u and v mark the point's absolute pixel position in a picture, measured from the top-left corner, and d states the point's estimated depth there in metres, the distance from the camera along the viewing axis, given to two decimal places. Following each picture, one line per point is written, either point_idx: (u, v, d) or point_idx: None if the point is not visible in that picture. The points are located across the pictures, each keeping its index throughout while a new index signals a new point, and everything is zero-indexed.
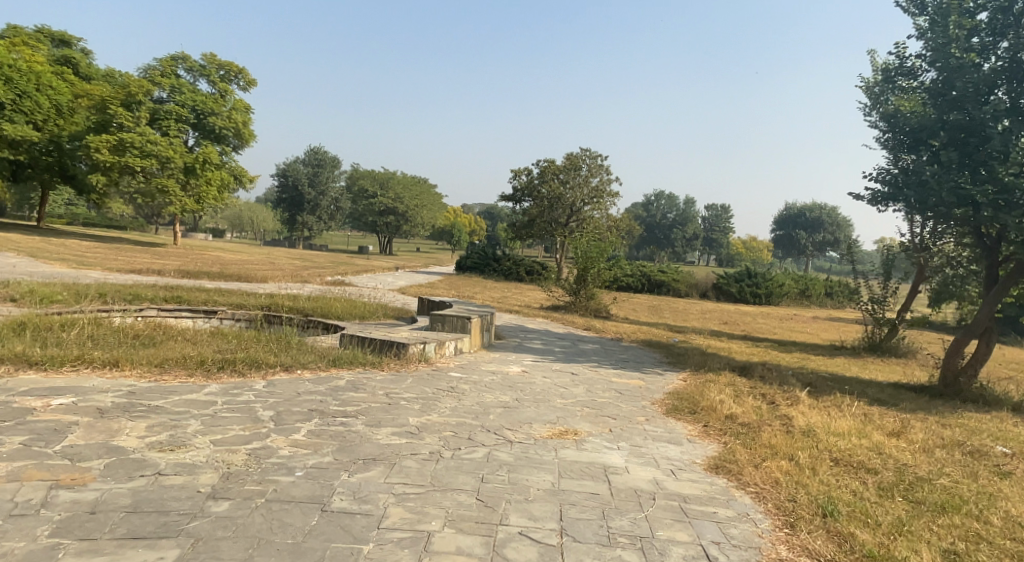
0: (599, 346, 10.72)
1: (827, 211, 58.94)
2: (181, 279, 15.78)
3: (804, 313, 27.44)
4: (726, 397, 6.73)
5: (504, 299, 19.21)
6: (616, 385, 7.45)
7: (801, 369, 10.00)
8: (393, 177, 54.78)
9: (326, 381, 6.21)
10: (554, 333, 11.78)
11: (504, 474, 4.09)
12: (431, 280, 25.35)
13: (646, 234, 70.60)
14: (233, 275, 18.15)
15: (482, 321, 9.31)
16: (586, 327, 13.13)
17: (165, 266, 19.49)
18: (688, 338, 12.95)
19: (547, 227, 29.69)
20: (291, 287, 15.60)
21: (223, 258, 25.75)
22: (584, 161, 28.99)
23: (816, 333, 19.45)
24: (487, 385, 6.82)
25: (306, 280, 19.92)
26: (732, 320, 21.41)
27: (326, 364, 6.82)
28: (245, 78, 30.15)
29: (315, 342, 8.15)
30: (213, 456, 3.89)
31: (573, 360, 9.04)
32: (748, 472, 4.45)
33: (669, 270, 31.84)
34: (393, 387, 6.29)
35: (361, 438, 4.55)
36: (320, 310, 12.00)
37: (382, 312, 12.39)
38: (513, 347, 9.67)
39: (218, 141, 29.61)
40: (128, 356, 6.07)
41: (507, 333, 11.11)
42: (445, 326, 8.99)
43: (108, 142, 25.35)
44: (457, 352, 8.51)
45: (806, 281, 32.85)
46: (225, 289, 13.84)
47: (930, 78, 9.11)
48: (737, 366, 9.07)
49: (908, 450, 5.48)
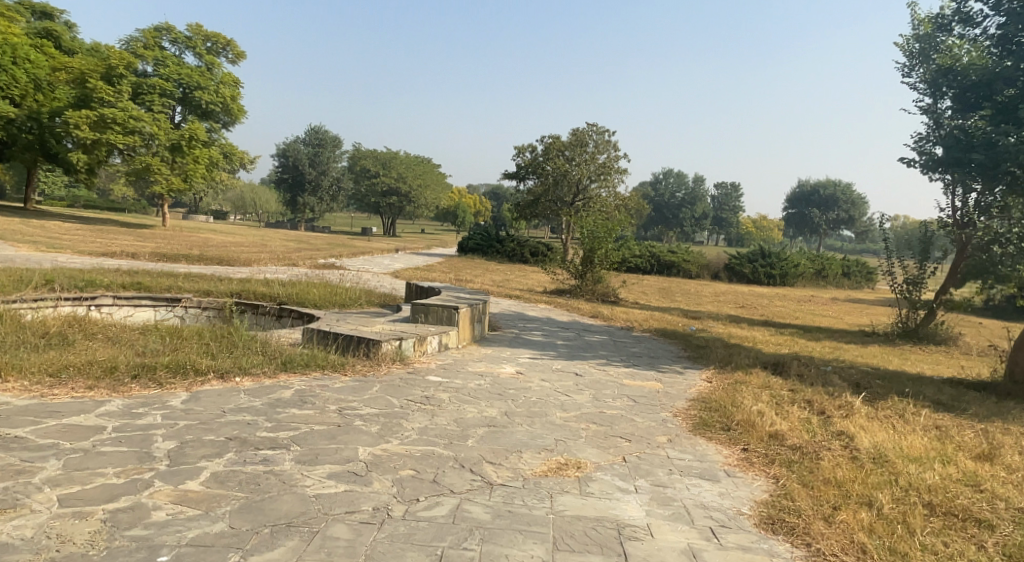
0: (607, 337, 9.44)
1: (842, 188, 57.27)
2: (154, 263, 14.59)
3: (822, 295, 26.09)
4: (765, 407, 5.44)
5: (506, 282, 17.94)
6: (630, 389, 6.16)
7: (839, 363, 8.72)
8: (395, 156, 53.02)
9: (268, 393, 4.99)
10: (556, 322, 10.53)
11: (477, 549, 2.89)
12: (430, 262, 24.15)
13: (654, 214, 69.22)
14: (213, 259, 16.97)
15: (473, 313, 8.05)
16: (593, 314, 11.86)
17: (144, 249, 18.31)
18: (706, 326, 11.67)
19: (552, 206, 28.37)
20: (271, 271, 14.37)
21: (211, 240, 24.65)
22: (591, 137, 27.61)
23: (838, 317, 18.14)
24: (471, 392, 5.55)
25: (294, 263, 18.75)
26: (749, 303, 20.12)
27: (276, 369, 5.59)
28: (233, 51, 28.91)
29: (273, 338, 6.87)
30: (44, 530, 2.76)
31: (577, 355, 7.76)
32: (824, 533, 3.24)
33: (679, 251, 30.49)
34: (349, 398, 5.03)
35: (282, 485, 3.31)
36: (295, 297, 10.79)
37: (365, 300, 11.16)
38: (509, 341, 8.40)
39: (206, 116, 28.38)
40: (16, 362, 4.86)
41: (503, 322, 9.85)
42: (429, 318, 7.74)
43: (88, 118, 24.15)
44: (441, 349, 7.27)
45: (821, 261, 31.52)
46: (196, 274, 12.68)
47: (998, 21, 7.76)
48: (769, 362, 7.77)
49: (1011, 483, 4.22)
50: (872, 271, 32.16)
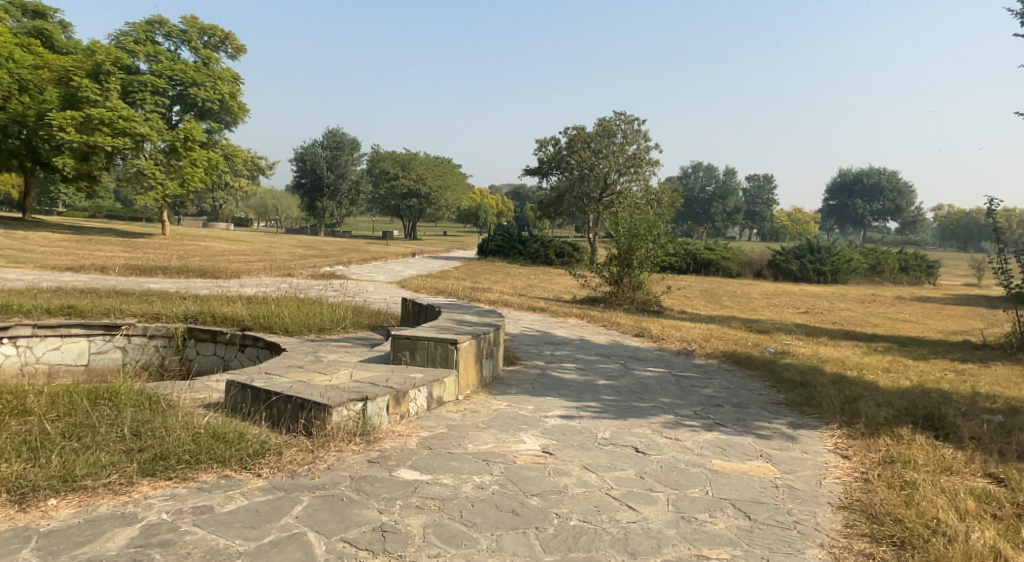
0: (665, 370, 7.02)
1: (887, 176, 54.13)
2: (116, 278, 12.49)
3: (883, 293, 23.42)
4: (991, 536, 3.08)
5: (530, 289, 15.67)
6: (733, 484, 3.78)
7: (998, 405, 6.19)
8: (415, 157, 50.88)
9: (85, 538, 2.85)
10: (593, 347, 8.17)
11: None
12: (446, 268, 21.90)
13: (685, 210, 66.49)
14: (194, 270, 14.82)
15: (478, 347, 5.72)
16: (639, 332, 9.44)
17: (117, 260, 16.19)
18: (782, 345, 9.21)
19: (578, 203, 25.99)
20: (251, 283, 12.21)
21: (209, 248, 22.63)
22: (619, 127, 25.22)
23: (919, 321, 15.49)
24: (468, 512, 3.20)
25: (291, 273, 16.53)
26: (809, 306, 17.59)
27: (135, 469, 3.33)
28: (232, 45, 26.94)
29: (181, 401, 4.59)
30: None
31: (632, 408, 5.37)
32: None
33: (718, 247, 27.90)
34: (233, 551, 2.79)
35: None
36: (262, 318, 8.54)
37: (351, 321, 8.84)
38: (534, 385, 6.04)
39: (204, 116, 26.29)
40: None
41: (524, 352, 7.47)
42: (415, 358, 5.44)
43: (74, 119, 22.14)
44: (433, 404, 4.97)
45: (875, 255, 28.70)
46: (154, 291, 10.53)
47: None
48: (912, 414, 5.32)
49: None
50: (933, 265, 29.16)
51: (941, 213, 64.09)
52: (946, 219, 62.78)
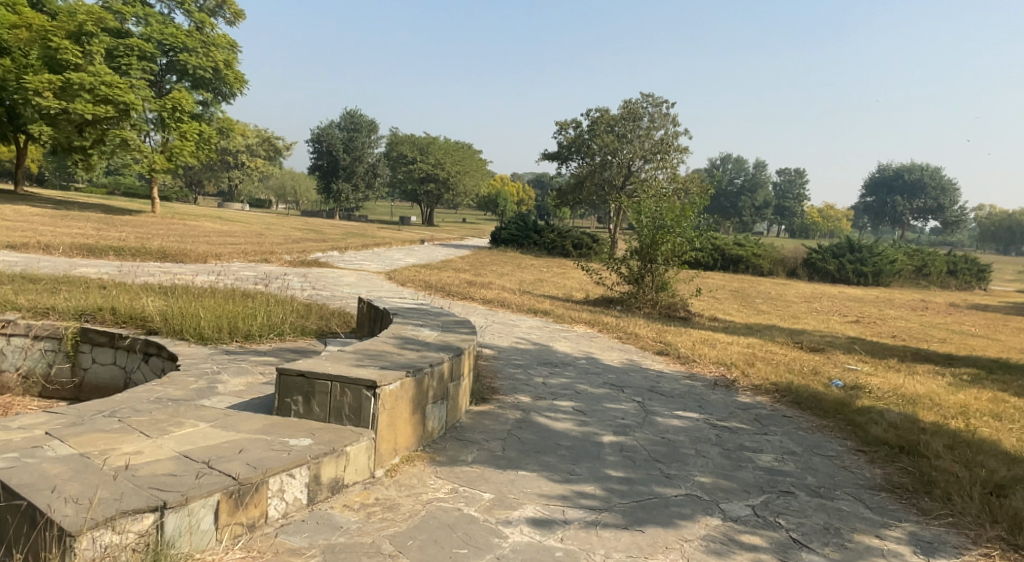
0: (701, 414, 4.98)
1: (929, 172, 51.48)
2: (42, 260, 10.50)
3: (932, 299, 21.14)
4: None
5: (538, 285, 13.63)
6: None
7: None
8: (433, 140, 48.94)
9: None
10: (600, 371, 6.11)
11: None
12: (451, 257, 19.91)
13: (712, 203, 63.98)
14: (150, 252, 12.87)
15: (415, 390, 3.69)
16: (662, 350, 7.36)
17: (72, 238, 14.25)
18: (850, 375, 7.06)
19: (599, 190, 23.83)
20: (199, 270, 10.24)
21: (197, 229, 20.86)
22: (645, 109, 23.03)
23: (988, 336, 13.26)
24: None
25: (267, 259, 14.55)
26: (855, 314, 15.43)
27: None
28: (230, 10, 25.19)
29: None
30: None
31: (654, 500, 3.34)
32: None
33: (748, 243, 25.67)
34: None
35: None
36: (172, 321, 6.55)
37: (290, 325, 6.88)
38: (504, 443, 4.01)
39: (198, 85, 24.46)
40: None
41: (504, 381, 5.42)
42: (311, 409, 3.47)
43: (51, 83, 20.29)
44: (321, 495, 2.98)
45: (921, 257, 26.33)
46: (66, 277, 8.54)
47: None
48: None
49: None
50: (984, 269, 26.66)
51: (982, 214, 61.15)
52: (987, 220, 59.70)
